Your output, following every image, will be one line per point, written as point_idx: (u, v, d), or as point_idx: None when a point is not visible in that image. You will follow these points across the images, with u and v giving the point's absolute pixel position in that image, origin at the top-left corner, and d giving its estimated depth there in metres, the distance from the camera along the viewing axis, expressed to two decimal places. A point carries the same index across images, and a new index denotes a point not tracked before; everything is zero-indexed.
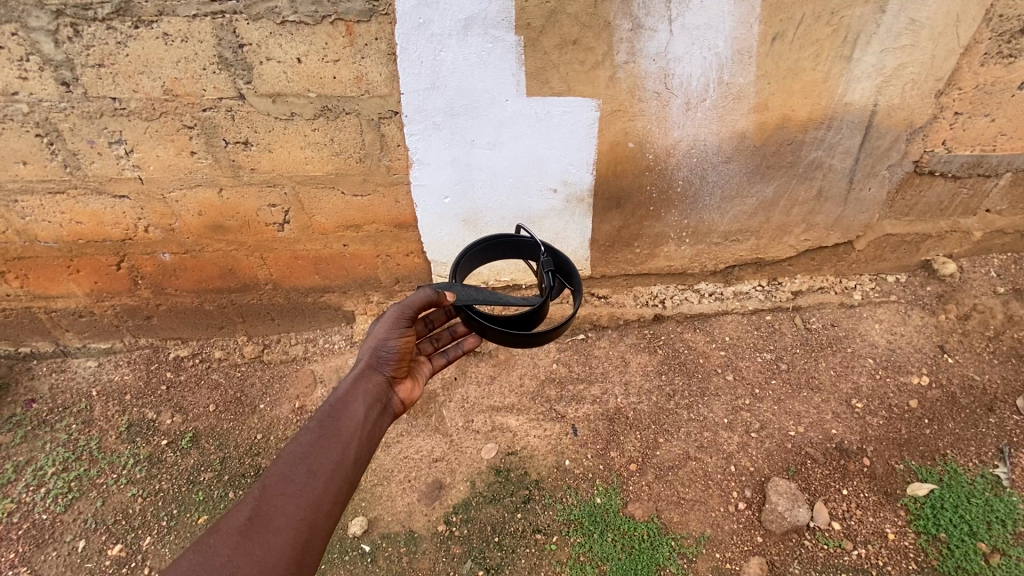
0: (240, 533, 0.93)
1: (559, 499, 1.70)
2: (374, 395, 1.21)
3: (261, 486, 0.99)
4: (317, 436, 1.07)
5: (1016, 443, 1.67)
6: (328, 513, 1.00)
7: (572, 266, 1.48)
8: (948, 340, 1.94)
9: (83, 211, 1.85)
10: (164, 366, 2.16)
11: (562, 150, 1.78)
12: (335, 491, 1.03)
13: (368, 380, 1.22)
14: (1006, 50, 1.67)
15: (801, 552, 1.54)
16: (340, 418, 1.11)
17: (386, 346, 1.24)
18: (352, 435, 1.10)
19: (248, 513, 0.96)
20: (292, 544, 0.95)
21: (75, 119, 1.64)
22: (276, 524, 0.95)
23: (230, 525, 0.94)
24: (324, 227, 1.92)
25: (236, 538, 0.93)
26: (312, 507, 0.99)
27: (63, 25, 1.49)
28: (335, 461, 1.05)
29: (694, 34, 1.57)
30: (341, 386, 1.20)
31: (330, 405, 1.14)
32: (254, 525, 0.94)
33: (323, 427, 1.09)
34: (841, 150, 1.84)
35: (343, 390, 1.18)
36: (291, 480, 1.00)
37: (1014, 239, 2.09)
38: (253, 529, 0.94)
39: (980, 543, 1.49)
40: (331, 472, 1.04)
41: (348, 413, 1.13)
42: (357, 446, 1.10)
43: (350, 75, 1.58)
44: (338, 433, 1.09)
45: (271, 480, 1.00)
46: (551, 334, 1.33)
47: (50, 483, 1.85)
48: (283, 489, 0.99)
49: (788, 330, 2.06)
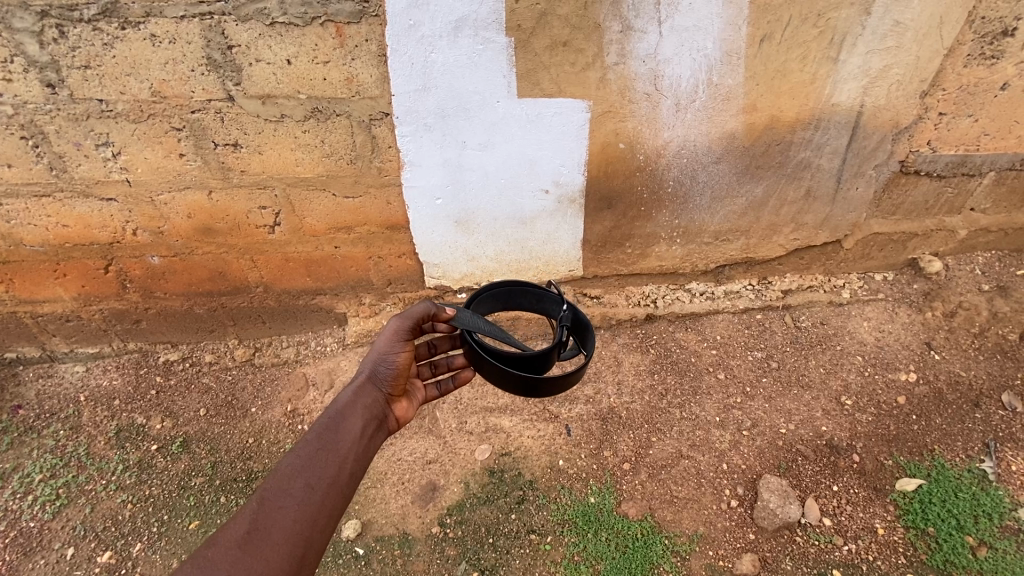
0: (240, 546, 0.92)
1: (553, 499, 1.71)
2: (371, 409, 1.21)
3: (258, 500, 0.98)
4: (314, 450, 1.07)
5: (1001, 438, 1.70)
6: (324, 527, 1.00)
7: (588, 323, 1.48)
8: (934, 337, 1.97)
9: (69, 215, 1.83)
10: (153, 370, 2.14)
11: (553, 151, 1.78)
12: (332, 506, 1.03)
13: (366, 394, 1.22)
14: (989, 51, 1.69)
15: (793, 548, 1.56)
16: (337, 433, 1.12)
17: (386, 361, 1.26)
18: (349, 451, 1.10)
19: (246, 526, 0.94)
20: (289, 558, 0.94)
21: (61, 121, 1.62)
22: (275, 538, 0.94)
23: (227, 539, 0.92)
24: (315, 228, 1.91)
25: (235, 551, 0.91)
26: (309, 521, 0.99)
27: (48, 26, 1.47)
28: (332, 475, 1.05)
29: (683, 36, 1.58)
30: (338, 398, 1.20)
31: (327, 420, 1.14)
32: (252, 540, 0.93)
33: (321, 441, 1.09)
34: (829, 150, 1.86)
35: (340, 403, 1.19)
36: (290, 493, 1.00)
37: (997, 237, 2.12)
38: (251, 543, 0.93)
39: (967, 536, 1.51)
40: (328, 486, 1.04)
41: (346, 427, 1.14)
42: (353, 462, 1.10)
43: (340, 75, 1.58)
44: (335, 448, 1.09)
45: (270, 492, 0.99)
46: (546, 381, 1.29)
47: (37, 490, 1.82)
48: (282, 502, 0.98)
49: (778, 328, 2.08)
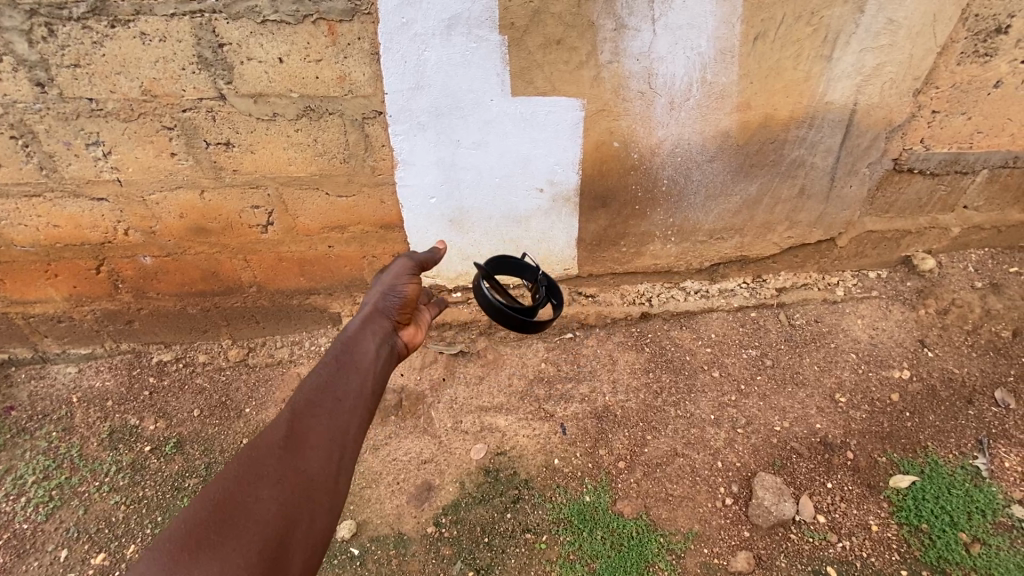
0: (281, 447, 0.92)
1: (548, 498, 1.71)
2: (385, 333, 1.21)
3: (291, 408, 0.98)
4: (338, 366, 1.07)
5: (993, 435, 1.71)
6: (358, 435, 0.99)
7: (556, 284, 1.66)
8: (928, 334, 1.98)
9: (60, 215, 1.81)
10: (146, 371, 2.13)
11: (547, 150, 1.78)
12: (362, 415, 1.02)
13: (377, 320, 1.23)
14: (982, 49, 1.70)
15: (787, 545, 1.56)
16: (356, 352, 1.12)
17: (394, 291, 1.30)
18: (370, 367, 1.11)
19: (284, 431, 0.95)
20: (328, 460, 0.94)
21: (51, 121, 1.61)
22: (312, 441, 0.94)
23: (267, 441, 0.93)
24: (309, 228, 1.90)
25: (277, 451, 0.91)
26: (343, 427, 0.98)
27: (37, 25, 1.45)
28: (357, 389, 1.05)
29: (676, 34, 1.58)
30: (352, 325, 1.21)
31: (346, 342, 1.14)
32: (292, 441, 0.93)
33: (343, 359, 1.09)
34: (823, 148, 1.86)
35: (355, 328, 1.20)
36: (320, 403, 1.00)
37: (990, 234, 2.13)
38: (292, 444, 0.93)
39: (960, 533, 1.52)
40: (356, 398, 1.04)
41: (364, 347, 1.14)
42: (376, 378, 1.10)
43: (333, 74, 1.57)
44: (358, 364, 1.09)
45: (303, 401, 0.99)
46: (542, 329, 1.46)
47: (30, 492, 1.81)
48: (314, 409, 0.99)
49: (772, 326, 2.08)
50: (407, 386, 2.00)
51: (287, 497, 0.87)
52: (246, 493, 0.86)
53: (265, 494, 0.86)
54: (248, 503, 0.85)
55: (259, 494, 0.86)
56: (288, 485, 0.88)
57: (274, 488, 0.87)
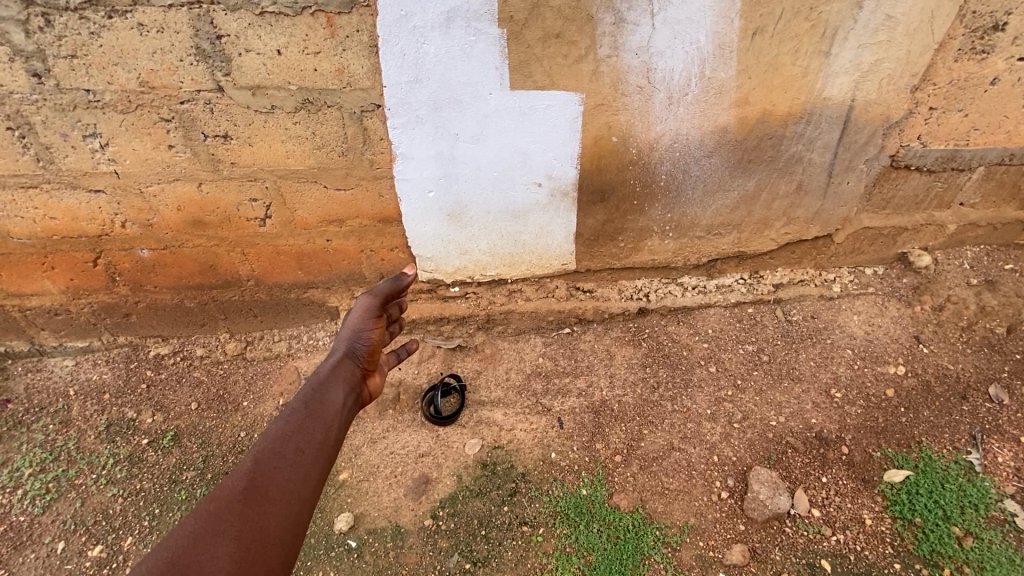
0: (241, 501, 0.94)
1: (545, 491, 1.71)
2: (351, 381, 1.30)
3: (254, 459, 1.01)
4: (303, 416, 1.13)
5: (987, 429, 1.72)
6: (316, 487, 1.03)
7: None
8: (923, 330, 1.99)
9: (56, 207, 1.81)
10: (144, 364, 2.13)
11: (546, 144, 1.77)
12: (322, 467, 1.07)
13: (344, 366, 1.32)
14: (979, 46, 1.70)
15: (782, 538, 1.57)
16: (322, 402, 1.19)
17: (361, 337, 1.39)
18: (334, 418, 1.17)
19: (244, 483, 0.97)
20: (287, 513, 0.96)
21: (47, 112, 1.60)
22: (272, 494, 0.97)
23: (226, 493, 0.94)
24: (306, 222, 1.90)
25: (237, 505, 0.93)
26: (303, 479, 1.02)
27: (34, 15, 1.44)
28: (319, 440, 1.10)
29: (676, 28, 1.57)
30: (319, 372, 1.29)
31: (311, 391, 1.21)
32: (253, 495, 0.95)
33: (308, 409, 1.15)
34: (820, 144, 1.87)
35: (322, 376, 1.27)
36: (283, 455, 1.04)
37: (985, 231, 2.14)
38: (252, 496, 0.95)
39: (953, 527, 1.53)
40: (317, 448, 1.09)
41: (329, 397, 1.21)
42: (337, 429, 1.16)
43: (331, 66, 1.57)
44: (322, 415, 1.15)
45: (265, 453, 1.03)
46: (455, 401, 1.96)
47: (27, 484, 1.81)
48: (276, 462, 1.02)
49: (769, 322, 2.09)
50: (405, 380, 2.02)
51: (243, 553, 0.88)
52: (201, 551, 0.86)
53: (221, 550, 0.87)
54: (202, 561, 0.85)
55: (215, 551, 0.87)
56: (245, 540, 0.90)
57: (231, 544, 0.89)
